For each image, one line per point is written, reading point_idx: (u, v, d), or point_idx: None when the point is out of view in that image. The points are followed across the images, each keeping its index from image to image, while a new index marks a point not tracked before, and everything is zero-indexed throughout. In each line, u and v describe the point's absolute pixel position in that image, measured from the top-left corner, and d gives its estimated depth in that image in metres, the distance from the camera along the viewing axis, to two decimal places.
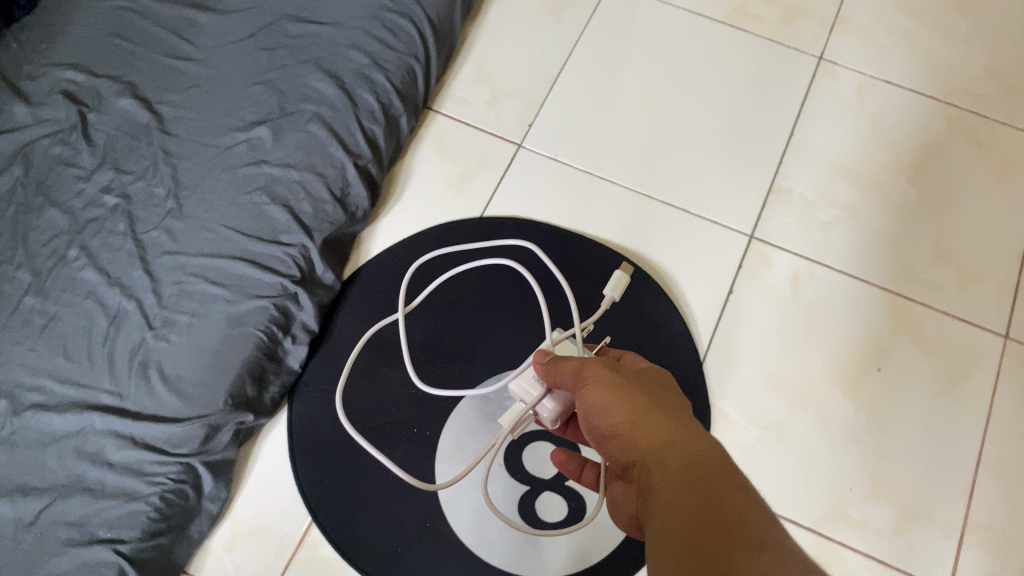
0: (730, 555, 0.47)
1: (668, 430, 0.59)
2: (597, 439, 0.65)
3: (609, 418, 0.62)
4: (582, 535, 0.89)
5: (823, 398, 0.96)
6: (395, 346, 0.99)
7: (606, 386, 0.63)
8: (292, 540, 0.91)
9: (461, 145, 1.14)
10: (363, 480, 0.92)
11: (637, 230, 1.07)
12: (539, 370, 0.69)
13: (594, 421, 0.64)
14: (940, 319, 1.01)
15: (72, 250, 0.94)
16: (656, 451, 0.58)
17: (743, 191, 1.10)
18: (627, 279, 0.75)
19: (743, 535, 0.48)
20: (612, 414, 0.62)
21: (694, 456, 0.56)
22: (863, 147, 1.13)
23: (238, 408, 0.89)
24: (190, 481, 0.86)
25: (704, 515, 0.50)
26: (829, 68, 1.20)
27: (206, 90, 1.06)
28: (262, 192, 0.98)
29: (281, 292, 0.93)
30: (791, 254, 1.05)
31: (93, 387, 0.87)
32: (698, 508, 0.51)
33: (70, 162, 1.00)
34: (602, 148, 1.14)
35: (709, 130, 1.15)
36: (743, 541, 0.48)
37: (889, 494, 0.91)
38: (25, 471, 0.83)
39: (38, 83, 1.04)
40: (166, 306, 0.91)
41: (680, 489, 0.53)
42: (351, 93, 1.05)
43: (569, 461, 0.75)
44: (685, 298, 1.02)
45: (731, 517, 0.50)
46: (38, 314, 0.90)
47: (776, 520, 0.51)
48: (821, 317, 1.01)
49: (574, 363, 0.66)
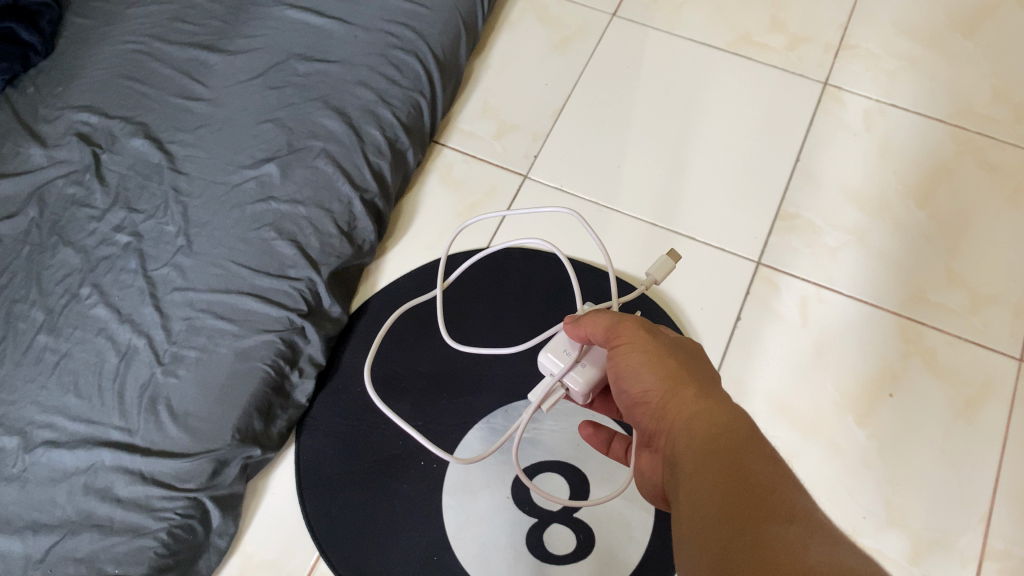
0: (762, 525, 0.49)
1: (698, 399, 0.60)
2: (626, 405, 0.67)
3: (642, 384, 0.64)
4: (591, 566, 0.88)
5: (834, 426, 0.95)
6: (401, 378, 0.99)
7: (639, 350, 0.64)
8: (301, 573, 0.91)
9: (468, 178, 1.15)
10: (370, 512, 0.92)
11: (644, 259, 1.07)
12: (569, 328, 0.70)
13: (626, 387, 0.65)
14: (952, 343, 0.99)
15: (84, 288, 0.96)
16: (685, 419, 0.60)
17: (750, 217, 1.10)
18: (671, 263, 0.81)
19: (775, 509, 0.50)
20: (645, 380, 0.64)
21: (723, 425, 0.57)
22: (871, 171, 1.13)
23: (246, 442, 0.89)
24: (197, 516, 0.86)
25: (737, 485, 0.52)
26: (835, 93, 1.20)
27: (216, 129, 1.07)
28: (270, 228, 0.99)
29: (287, 326, 0.94)
30: (800, 280, 1.05)
31: (103, 423, 0.88)
32: (727, 476, 0.53)
33: (83, 203, 1.01)
34: (608, 178, 1.14)
35: (716, 157, 1.15)
36: (774, 512, 0.49)
37: (904, 522, 0.89)
38: (36, 508, 0.84)
39: (54, 126, 1.07)
40: (175, 342, 0.92)
41: (711, 456, 0.55)
42: (357, 130, 1.07)
43: (597, 435, 0.76)
44: (692, 324, 1.01)
45: (761, 485, 0.51)
46: (50, 351, 0.92)
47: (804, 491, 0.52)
48: (831, 343, 1.00)
49: (607, 319, 0.67)
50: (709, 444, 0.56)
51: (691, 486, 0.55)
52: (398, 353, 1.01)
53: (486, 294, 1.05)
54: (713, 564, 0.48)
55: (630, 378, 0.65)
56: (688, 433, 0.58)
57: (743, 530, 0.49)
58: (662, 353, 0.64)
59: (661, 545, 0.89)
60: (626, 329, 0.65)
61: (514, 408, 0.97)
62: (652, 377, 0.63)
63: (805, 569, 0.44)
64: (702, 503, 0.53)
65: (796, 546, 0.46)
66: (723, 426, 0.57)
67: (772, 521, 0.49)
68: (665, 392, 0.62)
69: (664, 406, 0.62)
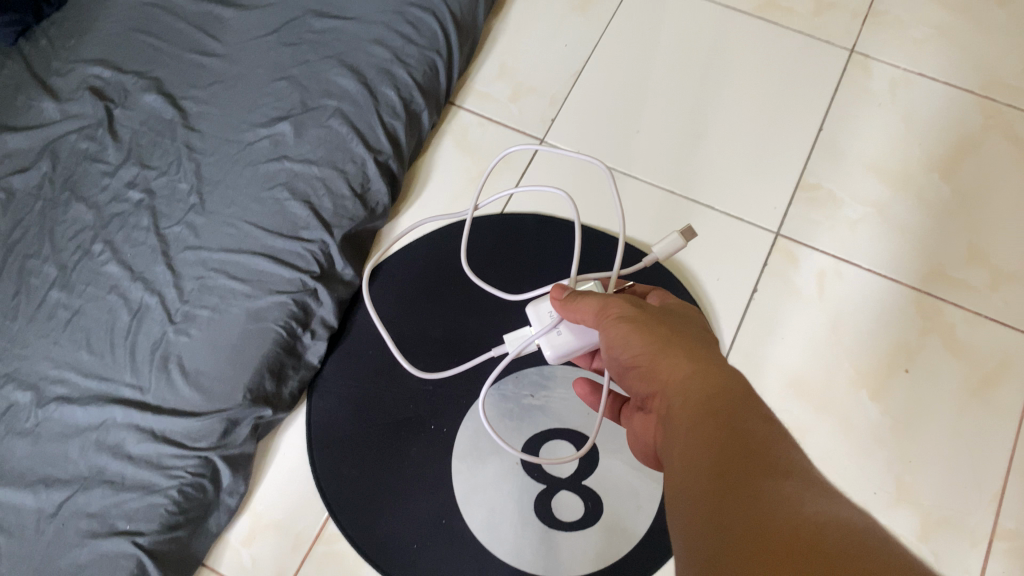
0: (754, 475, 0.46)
1: (689, 360, 0.58)
2: (619, 372, 0.65)
3: (630, 350, 0.61)
4: (598, 535, 0.88)
5: (848, 401, 0.94)
6: (413, 343, 0.99)
7: (628, 321, 0.62)
8: (309, 534, 0.91)
9: (484, 141, 1.14)
10: (380, 475, 0.92)
11: (660, 228, 1.06)
12: (557, 305, 0.70)
13: (616, 355, 0.63)
14: (970, 320, 0.98)
15: (97, 244, 0.95)
16: (676, 379, 0.57)
17: (770, 186, 1.08)
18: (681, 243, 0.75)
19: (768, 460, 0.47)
20: (632, 347, 0.61)
21: (715, 383, 0.55)
22: (894, 143, 1.11)
23: (257, 402, 0.90)
24: (208, 475, 0.87)
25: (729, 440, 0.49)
26: (860, 61, 1.18)
27: (230, 86, 1.06)
28: (283, 188, 0.98)
29: (300, 288, 0.94)
30: (818, 252, 1.03)
31: (115, 380, 0.88)
32: (718, 433, 0.50)
33: (96, 158, 1.01)
34: (626, 144, 1.12)
35: (736, 124, 1.13)
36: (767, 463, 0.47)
37: (915, 499, 0.89)
38: (48, 463, 0.84)
39: (67, 79, 1.06)
40: (187, 301, 0.92)
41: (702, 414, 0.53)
42: (373, 90, 1.05)
43: (590, 394, 0.77)
44: (707, 295, 1.00)
45: (753, 438, 0.49)
46: (63, 308, 0.92)
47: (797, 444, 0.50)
48: (847, 317, 0.99)
49: (596, 301, 0.66)
50: (699, 400, 0.54)
51: (684, 444, 0.52)
52: (410, 318, 1.00)
53: (499, 261, 1.04)
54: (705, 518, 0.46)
55: (618, 346, 0.62)
56: (679, 392, 0.56)
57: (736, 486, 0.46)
58: (648, 322, 0.62)
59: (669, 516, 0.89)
60: (618, 303, 0.65)
61: (525, 374, 0.96)
62: (642, 342, 0.61)
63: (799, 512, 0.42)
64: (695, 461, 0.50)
65: (792, 494, 0.44)
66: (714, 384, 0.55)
67: (764, 471, 0.46)
68: (652, 354, 0.60)
69: (654, 370, 0.59)
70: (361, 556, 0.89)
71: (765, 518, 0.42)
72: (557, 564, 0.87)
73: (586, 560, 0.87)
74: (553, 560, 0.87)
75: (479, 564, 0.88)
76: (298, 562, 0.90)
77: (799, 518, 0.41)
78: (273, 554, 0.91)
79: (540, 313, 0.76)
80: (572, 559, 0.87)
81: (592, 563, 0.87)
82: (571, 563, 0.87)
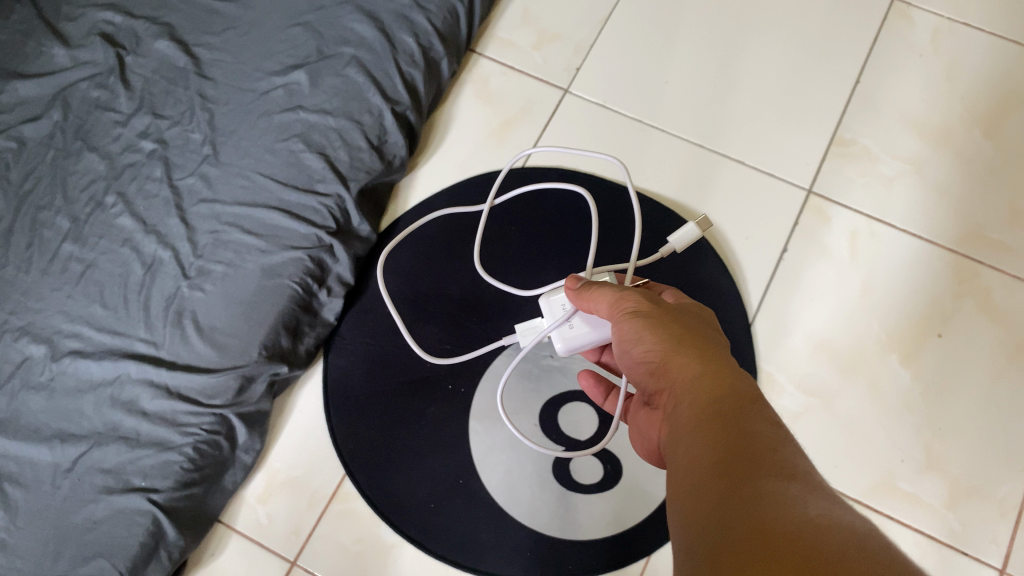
0: (758, 481, 0.45)
1: (701, 362, 0.57)
2: (629, 367, 0.64)
3: (642, 348, 0.61)
4: (617, 499, 0.86)
5: (878, 366, 0.91)
6: (431, 301, 0.97)
7: (640, 317, 0.61)
8: (325, 492, 0.91)
9: (506, 91, 1.10)
10: (397, 434, 0.91)
11: (687, 183, 1.02)
12: (569, 295, 0.69)
13: (627, 351, 0.63)
14: (1008, 284, 0.94)
15: (109, 196, 0.94)
16: (687, 381, 0.57)
17: (802, 141, 1.04)
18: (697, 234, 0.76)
19: (774, 467, 0.46)
20: (644, 343, 0.61)
21: (725, 387, 0.54)
22: (935, 96, 1.06)
23: (273, 359, 0.88)
24: (224, 432, 0.86)
25: (736, 446, 0.49)
26: (902, 8, 1.12)
27: (243, 32, 1.03)
28: (299, 139, 0.95)
29: (315, 243, 0.91)
30: (851, 211, 0.99)
31: (129, 335, 0.87)
32: (726, 440, 0.49)
33: (108, 107, 0.98)
34: (653, 96, 1.08)
35: (769, 76, 1.08)
36: (773, 470, 0.46)
37: (944, 468, 0.87)
38: (63, 418, 0.84)
39: (77, 25, 1.03)
40: (201, 255, 0.90)
41: (710, 419, 0.52)
42: (390, 37, 1.01)
43: (596, 385, 0.79)
44: (734, 255, 0.97)
45: (759, 445, 0.48)
46: (76, 261, 0.90)
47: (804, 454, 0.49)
48: (878, 280, 0.96)
49: (608, 293, 0.65)
50: (708, 404, 0.53)
51: (690, 448, 0.51)
52: (428, 275, 0.98)
53: (520, 218, 1.01)
54: (708, 526, 0.45)
55: (630, 342, 0.62)
56: (689, 394, 0.56)
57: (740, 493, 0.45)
58: (662, 319, 0.61)
59: None
60: (631, 298, 0.63)
61: (544, 334, 0.94)
62: (654, 340, 0.60)
63: (801, 519, 0.41)
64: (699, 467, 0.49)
65: (797, 503, 0.43)
66: (725, 388, 0.54)
67: (768, 477, 0.45)
68: (664, 352, 0.59)
69: (666, 369, 0.59)
70: (377, 515, 0.88)
71: (771, 525, 0.41)
72: (575, 527, 0.86)
73: (604, 524, 0.85)
74: (572, 522, 0.86)
75: (496, 525, 0.86)
76: (314, 520, 0.90)
77: (801, 526, 0.40)
78: (289, 512, 0.90)
79: (553, 307, 0.75)
80: (590, 522, 0.86)
81: (610, 527, 0.85)
82: (589, 526, 0.86)
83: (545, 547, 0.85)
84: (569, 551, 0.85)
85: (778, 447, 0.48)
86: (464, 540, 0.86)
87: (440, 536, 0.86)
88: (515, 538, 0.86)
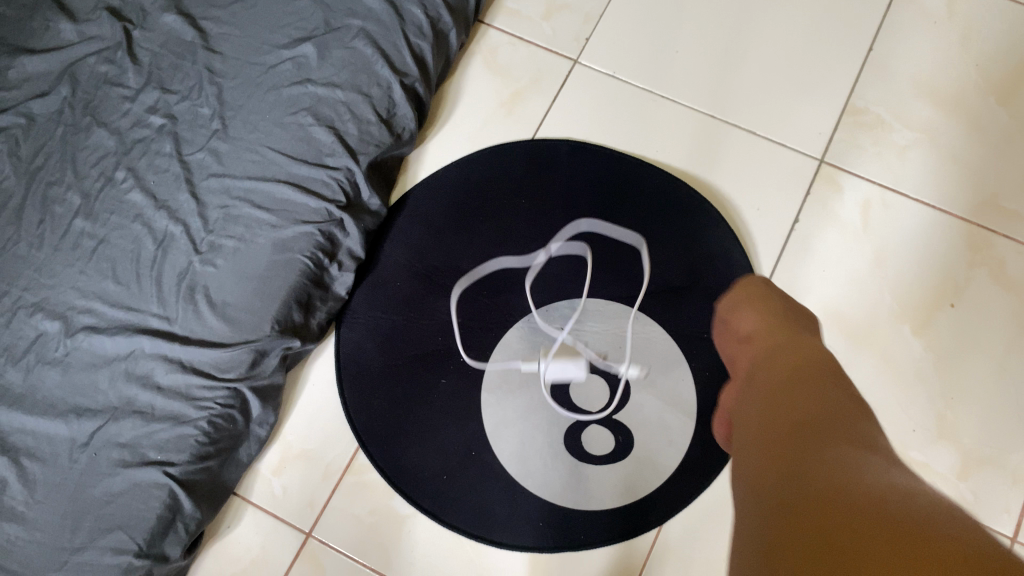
0: (823, 443, 0.50)
1: (794, 350, 0.65)
2: (727, 350, 0.76)
3: (746, 329, 0.73)
4: (628, 470, 0.87)
5: (890, 336, 0.91)
6: (442, 274, 0.97)
7: (756, 306, 0.75)
8: (339, 465, 0.92)
9: (515, 62, 1.09)
10: (409, 408, 0.91)
11: (698, 154, 1.01)
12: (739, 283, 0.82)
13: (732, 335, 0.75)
14: (1022, 254, 0.94)
15: (120, 172, 0.94)
16: (775, 364, 0.64)
17: (815, 110, 1.03)
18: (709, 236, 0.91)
19: (848, 433, 0.52)
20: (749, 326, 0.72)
21: (809, 368, 0.61)
22: (950, 62, 1.04)
23: (285, 333, 0.88)
24: (238, 406, 0.86)
25: (811, 413, 0.54)
26: None
27: (250, 5, 1.02)
28: (307, 113, 0.95)
29: (326, 218, 0.91)
30: (863, 180, 0.99)
31: (142, 310, 0.87)
32: (803, 405, 0.56)
33: (116, 82, 0.98)
34: (664, 65, 1.07)
35: (781, 44, 1.07)
36: (851, 436, 0.51)
37: (956, 438, 0.87)
38: (78, 393, 0.84)
39: None
40: (212, 230, 0.90)
41: (790, 391, 0.58)
42: (398, 8, 1.00)
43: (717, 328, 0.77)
44: (746, 226, 0.97)
45: (831, 414, 0.54)
46: (88, 237, 0.90)
47: (880, 433, 0.54)
48: (891, 250, 0.95)
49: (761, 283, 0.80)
50: (789, 381, 0.60)
51: (761, 415, 0.58)
52: (439, 249, 0.98)
53: (530, 190, 1.00)
54: (773, 471, 0.51)
55: (742, 324, 0.74)
56: (775, 370, 0.63)
57: (807, 447, 0.51)
58: (769, 313, 0.74)
59: (700, 449, 0.87)
60: (757, 295, 0.77)
61: (556, 307, 0.94)
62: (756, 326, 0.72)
63: (863, 476, 0.46)
64: (774, 428, 0.55)
65: (869, 465, 0.48)
66: (811, 369, 0.61)
67: (843, 441, 0.50)
68: (764, 337, 0.70)
69: (761, 345, 0.69)
70: (390, 487, 0.89)
71: (834, 477, 0.46)
72: (587, 498, 0.86)
73: (617, 495, 0.86)
74: (583, 493, 0.86)
75: (508, 497, 0.87)
76: (328, 492, 0.91)
77: (865, 484, 0.45)
78: (303, 484, 0.91)
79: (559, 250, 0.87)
80: (602, 493, 0.86)
81: (621, 498, 0.86)
82: (601, 497, 0.86)
83: (558, 518, 0.86)
84: (581, 522, 0.85)
85: (854, 419, 0.54)
86: (477, 511, 0.87)
87: (453, 508, 0.87)
88: (528, 509, 0.86)
